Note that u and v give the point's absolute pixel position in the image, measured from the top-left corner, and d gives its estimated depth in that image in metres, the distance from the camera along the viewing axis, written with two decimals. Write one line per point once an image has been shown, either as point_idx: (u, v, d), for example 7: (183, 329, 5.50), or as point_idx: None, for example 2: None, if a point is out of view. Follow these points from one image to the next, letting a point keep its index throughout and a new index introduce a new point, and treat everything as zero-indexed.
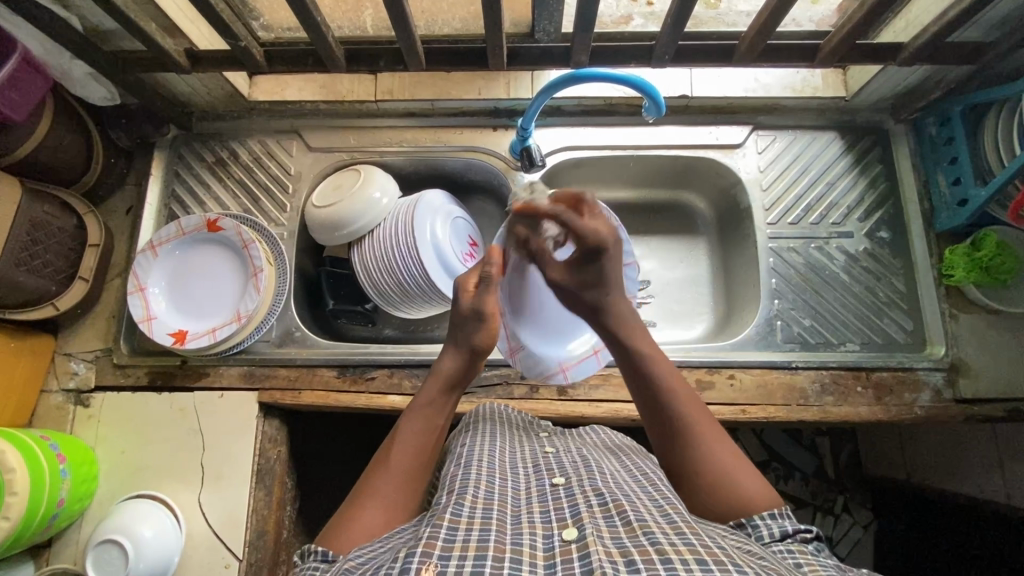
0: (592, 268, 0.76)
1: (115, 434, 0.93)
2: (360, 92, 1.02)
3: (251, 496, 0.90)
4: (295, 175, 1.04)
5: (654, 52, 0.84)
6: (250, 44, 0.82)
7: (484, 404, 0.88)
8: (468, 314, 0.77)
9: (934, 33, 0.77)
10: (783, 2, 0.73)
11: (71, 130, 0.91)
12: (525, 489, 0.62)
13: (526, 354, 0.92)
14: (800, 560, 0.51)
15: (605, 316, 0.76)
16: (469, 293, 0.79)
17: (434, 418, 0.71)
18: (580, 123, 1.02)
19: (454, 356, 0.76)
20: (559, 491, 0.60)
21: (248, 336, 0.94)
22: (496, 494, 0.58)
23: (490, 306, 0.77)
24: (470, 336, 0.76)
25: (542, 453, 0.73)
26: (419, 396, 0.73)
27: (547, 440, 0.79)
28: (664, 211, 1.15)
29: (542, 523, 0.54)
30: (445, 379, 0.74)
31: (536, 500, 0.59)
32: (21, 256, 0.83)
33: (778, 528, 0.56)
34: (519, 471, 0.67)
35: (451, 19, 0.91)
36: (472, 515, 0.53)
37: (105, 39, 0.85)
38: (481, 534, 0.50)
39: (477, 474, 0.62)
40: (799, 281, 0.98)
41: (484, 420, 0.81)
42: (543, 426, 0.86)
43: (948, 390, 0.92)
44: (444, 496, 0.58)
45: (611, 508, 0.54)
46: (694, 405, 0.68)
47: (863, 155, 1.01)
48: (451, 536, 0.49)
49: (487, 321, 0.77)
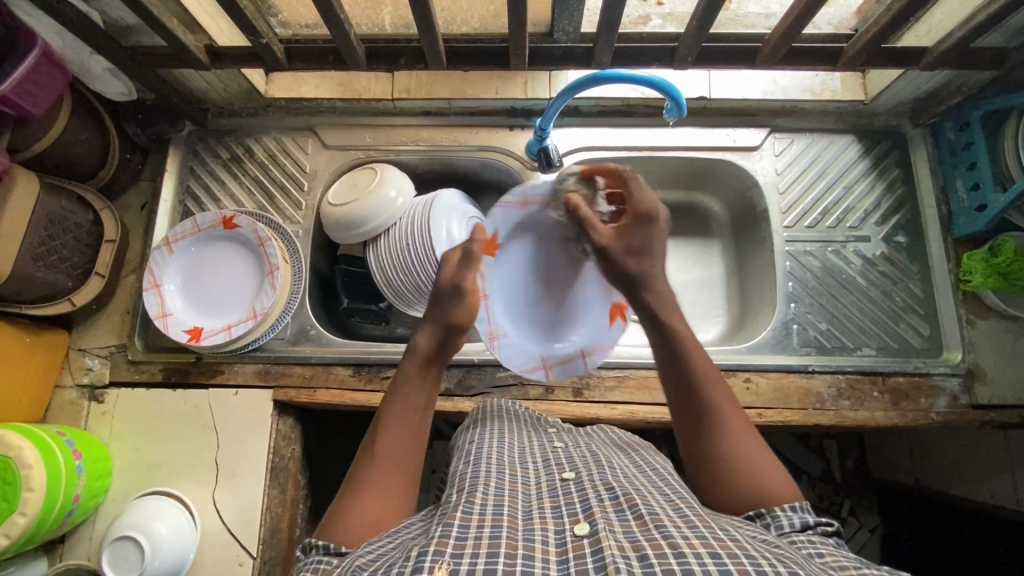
0: (638, 233, 0.74)
1: (129, 430, 0.93)
2: (377, 90, 1.01)
3: (265, 494, 0.90)
4: (310, 173, 1.03)
5: (676, 55, 0.84)
6: (271, 40, 0.81)
7: (490, 402, 0.87)
8: (447, 292, 0.75)
9: (960, 38, 0.76)
10: (810, 6, 0.73)
11: (88, 126, 0.90)
12: (536, 484, 0.62)
13: (508, 341, 0.85)
14: (822, 551, 0.50)
15: (643, 288, 0.73)
16: (452, 268, 0.77)
17: (413, 400, 0.69)
18: (596, 123, 1.02)
19: (429, 332, 0.73)
20: (569, 485, 0.60)
21: (263, 334, 0.94)
22: (506, 491, 0.58)
23: (471, 282, 0.76)
24: (450, 311, 0.74)
25: (551, 447, 0.73)
26: (398, 378, 0.71)
27: (555, 435, 0.78)
28: (678, 212, 1.15)
29: (554, 518, 0.53)
30: (421, 356, 0.72)
31: (547, 495, 0.59)
32: (37, 251, 0.83)
33: (799, 519, 0.56)
34: (530, 465, 0.67)
35: (470, 18, 0.90)
36: (483, 512, 0.52)
37: (124, 34, 0.84)
38: (493, 531, 0.49)
39: (488, 471, 0.62)
40: (815, 285, 0.98)
41: (490, 416, 0.81)
42: (552, 422, 0.85)
43: (964, 395, 0.91)
44: (455, 493, 0.58)
45: (623, 502, 0.54)
46: (722, 391, 0.65)
47: (881, 159, 1.01)
48: (463, 534, 0.48)
49: (467, 297, 0.75)
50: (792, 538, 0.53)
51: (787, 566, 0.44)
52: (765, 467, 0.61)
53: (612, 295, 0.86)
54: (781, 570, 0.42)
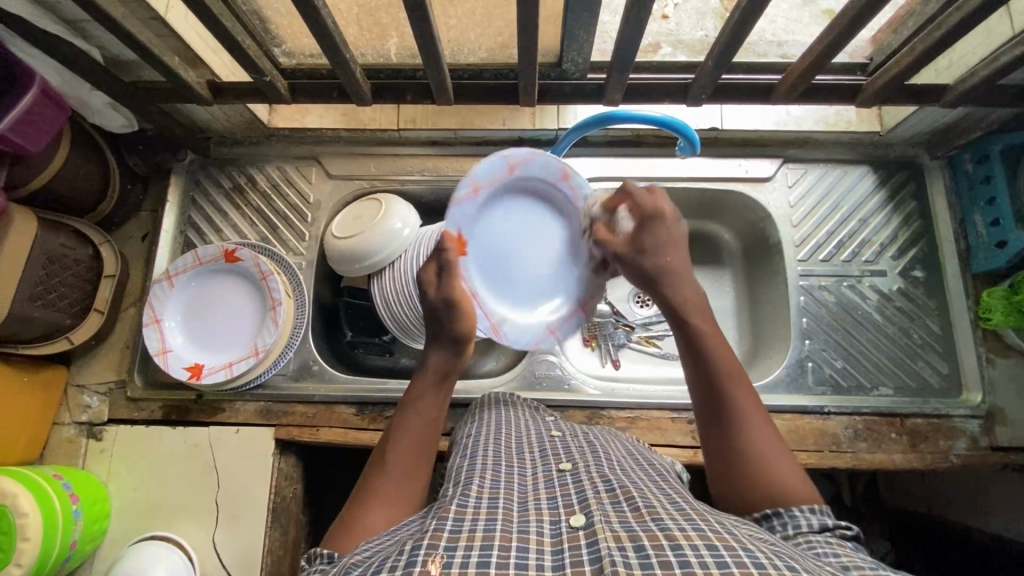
0: (647, 236, 0.72)
1: (128, 469, 0.91)
2: (382, 121, 1.00)
3: (266, 537, 0.88)
4: (313, 204, 1.02)
5: (689, 92, 0.83)
6: (275, 78, 0.80)
7: (490, 392, 0.85)
8: (441, 308, 0.72)
9: (983, 77, 0.74)
10: (828, 48, 0.71)
11: (88, 158, 0.89)
12: (532, 475, 0.59)
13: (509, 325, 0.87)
14: (837, 553, 0.46)
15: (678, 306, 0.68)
16: (435, 288, 0.74)
17: (427, 414, 0.67)
18: (606, 153, 1.00)
19: (440, 352, 0.72)
20: (566, 476, 0.57)
21: (265, 371, 0.92)
22: (502, 483, 0.55)
23: (460, 293, 0.73)
24: (449, 327, 0.72)
25: (548, 436, 0.69)
26: (410, 391, 0.69)
27: (553, 425, 0.75)
28: (688, 241, 1.12)
29: (549, 509, 0.51)
30: (435, 372, 0.71)
31: (543, 485, 0.56)
32: (35, 290, 0.81)
33: (817, 521, 0.52)
34: (526, 456, 0.64)
35: (478, 49, 0.86)
36: (479, 506, 0.50)
37: (125, 68, 0.83)
38: (488, 523, 0.47)
39: (483, 463, 0.59)
40: (831, 321, 0.95)
41: (489, 407, 0.79)
42: (550, 413, 0.82)
43: (984, 437, 0.89)
44: (451, 487, 0.56)
45: (619, 494, 0.52)
46: (744, 388, 0.63)
47: (897, 191, 0.99)
48: (457, 527, 0.46)
49: (464, 310, 0.72)
50: (806, 538, 0.49)
51: (785, 561, 0.41)
52: (782, 469, 0.58)
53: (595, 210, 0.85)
54: (779, 563, 0.40)
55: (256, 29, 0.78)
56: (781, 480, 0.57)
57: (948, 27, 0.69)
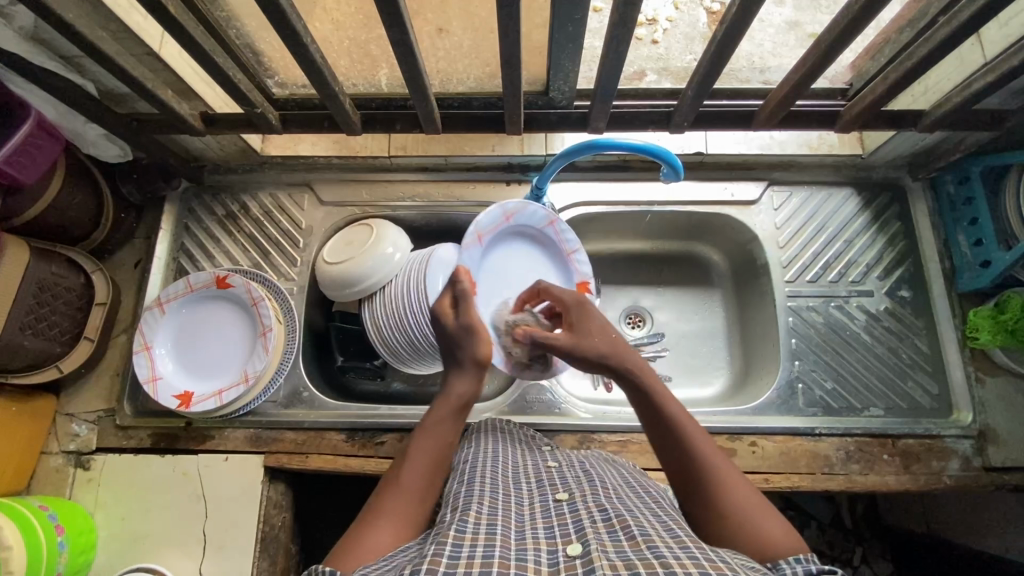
0: (578, 317, 0.78)
1: (116, 499, 0.90)
2: (374, 148, 1.03)
3: (254, 567, 0.86)
4: (306, 229, 1.03)
5: (673, 119, 0.85)
6: (266, 109, 0.81)
7: (483, 418, 0.85)
8: (459, 331, 0.76)
9: (958, 103, 0.76)
10: (804, 78, 0.73)
11: (82, 188, 0.90)
12: (529, 504, 0.59)
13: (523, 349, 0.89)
14: None
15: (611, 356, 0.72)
16: (451, 316, 0.77)
17: (444, 439, 0.66)
18: (593, 179, 1.02)
19: (463, 376, 0.72)
20: (563, 506, 0.57)
21: (253, 398, 0.92)
22: (499, 510, 0.55)
23: (476, 319, 0.76)
24: (470, 350, 0.74)
25: (545, 466, 0.69)
26: (427, 416, 0.69)
27: (550, 454, 0.75)
28: (676, 262, 1.13)
29: (547, 538, 0.50)
30: (455, 400, 0.70)
31: (540, 515, 0.55)
32: (25, 319, 0.81)
33: (801, 568, 0.47)
34: (522, 485, 0.63)
35: (466, 78, 0.87)
36: (477, 531, 0.49)
37: (121, 102, 0.85)
38: (485, 550, 0.46)
39: (481, 490, 0.59)
40: (820, 341, 0.96)
41: (486, 434, 0.78)
42: (546, 441, 0.82)
43: (977, 458, 0.89)
44: (448, 514, 0.55)
45: (615, 524, 0.51)
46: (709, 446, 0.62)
47: (881, 212, 1.00)
48: (456, 553, 0.45)
49: (481, 335, 0.75)
50: None
51: None
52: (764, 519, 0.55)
53: (571, 248, 0.96)
54: None
55: (249, 62, 0.80)
56: (761, 529, 0.54)
57: (920, 56, 0.71)
